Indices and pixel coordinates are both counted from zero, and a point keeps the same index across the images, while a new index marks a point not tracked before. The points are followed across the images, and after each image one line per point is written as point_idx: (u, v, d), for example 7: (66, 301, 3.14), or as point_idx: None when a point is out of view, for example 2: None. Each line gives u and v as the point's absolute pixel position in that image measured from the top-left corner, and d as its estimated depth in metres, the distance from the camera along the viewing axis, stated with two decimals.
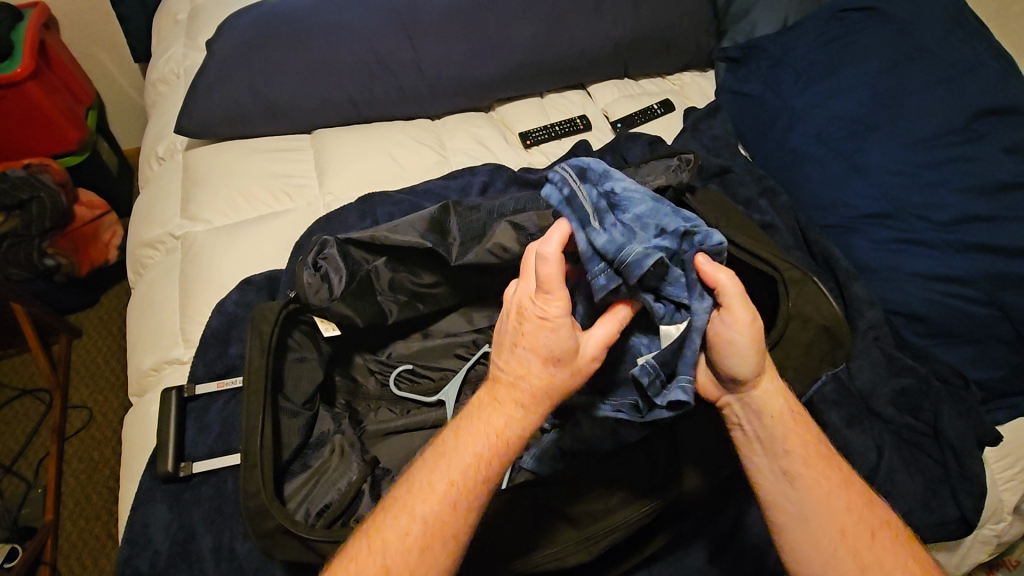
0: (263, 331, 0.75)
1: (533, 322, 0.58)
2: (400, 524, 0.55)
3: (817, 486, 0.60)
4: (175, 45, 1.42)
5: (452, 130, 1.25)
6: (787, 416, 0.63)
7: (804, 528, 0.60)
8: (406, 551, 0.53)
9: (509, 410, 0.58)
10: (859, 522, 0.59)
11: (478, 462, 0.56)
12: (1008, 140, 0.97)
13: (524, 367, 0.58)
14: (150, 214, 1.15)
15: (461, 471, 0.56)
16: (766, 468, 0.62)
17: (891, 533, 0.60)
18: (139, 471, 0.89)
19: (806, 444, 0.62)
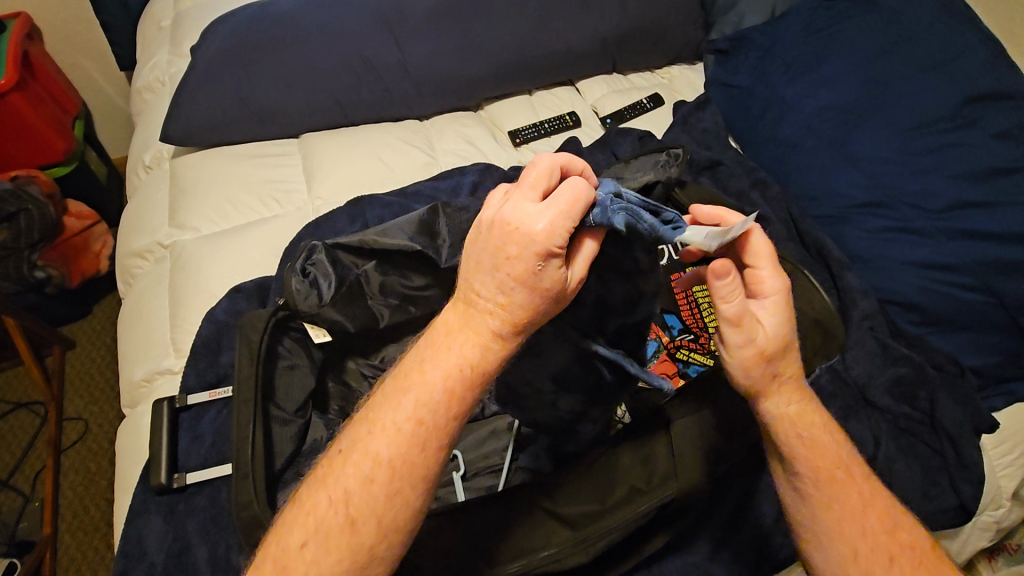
0: (252, 339, 0.74)
1: (514, 239, 0.51)
2: (365, 470, 0.51)
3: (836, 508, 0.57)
4: (159, 52, 1.41)
5: (441, 130, 1.24)
6: (811, 436, 0.58)
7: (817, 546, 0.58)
8: (371, 497, 0.50)
9: (481, 339, 0.53)
10: (878, 549, 0.56)
11: (450, 394, 0.52)
12: (999, 125, 0.96)
13: (503, 293, 0.52)
14: (138, 223, 1.14)
15: (430, 400, 0.52)
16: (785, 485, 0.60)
17: (913, 561, 0.56)
18: (133, 484, 0.88)
19: (826, 469, 0.58)
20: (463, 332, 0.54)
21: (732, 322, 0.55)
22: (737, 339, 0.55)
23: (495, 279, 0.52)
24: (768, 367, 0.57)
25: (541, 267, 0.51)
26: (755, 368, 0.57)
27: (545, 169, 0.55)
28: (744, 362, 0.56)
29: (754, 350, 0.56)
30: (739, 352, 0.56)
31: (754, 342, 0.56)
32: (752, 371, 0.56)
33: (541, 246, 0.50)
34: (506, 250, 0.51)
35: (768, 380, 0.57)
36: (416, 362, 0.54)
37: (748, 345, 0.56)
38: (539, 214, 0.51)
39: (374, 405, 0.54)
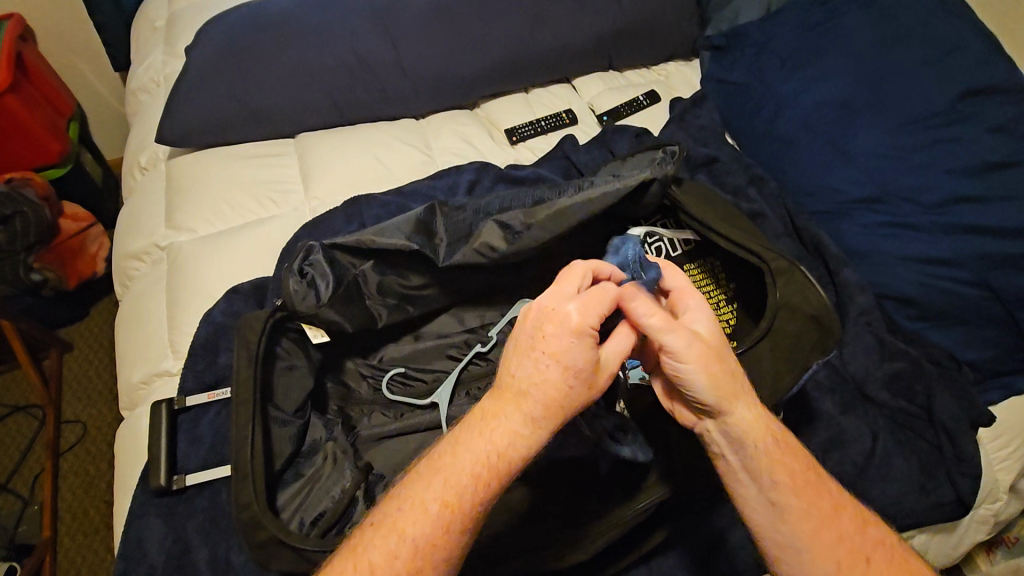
0: (249, 341, 0.74)
1: (550, 325, 0.53)
2: (390, 550, 0.51)
3: (809, 517, 0.57)
4: (154, 52, 1.40)
5: (438, 128, 1.24)
6: (765, 444, 0.58)
7: (794, 560, 0.56)
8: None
9: (514, 425, 0.52)
10: (851, 552, 0.56)
11: (481, 476, 0.52)
12: (994, 119, 0.96)
13: (538, 375, 0.53)
14: (134, 225, 1.13)
15: (460, 479, 0.52)
16: (753, 503, 0.58)
17: (885, 556, 0.57)
18: (132, 486, 0.88)
19: (793, 475, 0.58)
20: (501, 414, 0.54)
21: (657, 326, 0.56)
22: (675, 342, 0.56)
23: (534, 363, 0.53)
24: (714, 367, 0.57)
25: (574, 350, 0.53)
26: (706, 368, 0.56)
27: (581, 272, 0.58)
28: (696, 368, 0.56)
29: (693, 351, 0.56)
30: (688, 356, 0.56)
31: (693, 345, 0.56)
32: (706, 375, 0.56)
33: (575, 331, 0.53)
34: (542, 330, 0.53)
35: (720, 381, 0.57)
36: (454, 441, 0.55)
37: (684, 345, 0.56)
38: (574, 299, 0.54)
39: (409, 481, 0.55)
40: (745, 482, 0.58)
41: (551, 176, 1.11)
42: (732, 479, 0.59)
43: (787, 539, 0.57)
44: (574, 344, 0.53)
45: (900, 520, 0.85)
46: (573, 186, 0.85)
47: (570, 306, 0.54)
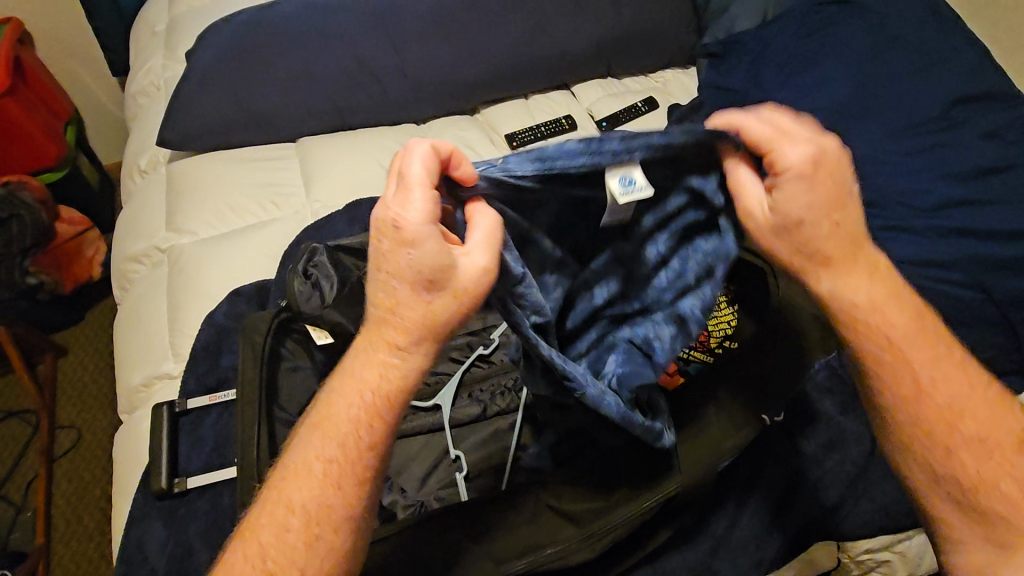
0: (255, 341, 0.75)
1: (388, 242, 0.51)
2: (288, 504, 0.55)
3: (943, 401, 0.61)
4: (154, 57, 1.40)
5: (439, 133, 1.25)
6: (881, 285, 0.59)
7: (913, 404, 0.61)
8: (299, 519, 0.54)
9: (383, 359, 0.54)
10: (949, 376, 0.62)
11: (359, 419, 0.55)
12: (985, 126, 0.99)
13: (400, 306, 0.52)
14: (134, 228, 1.13)
15: (340, 430, 0.55)
16: (877, 362, 0.61)
17: (978, 383, 0.63)
18: (132, 490, 0.88)
19: (903, 312, 0.61)
20: (372, 353, 0.55)
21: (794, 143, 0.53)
22: (799, 155, 0.52)
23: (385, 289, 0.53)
24: (832, 199, 0.54)
25: (417, 259, 0.50)
26: (804, 196, 0.53)
27: (409, 156, 0.50)
28: (802, 190, 0.53)
29: (819, 170, 0.53)
30: (801, 166, 0.52)
31: (818, 165, 0.52)
32: (824, 194, 0.54)
33: (406, 237, 0.49)
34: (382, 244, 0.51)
35: (825, 211, 0.54)
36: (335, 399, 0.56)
37: (814, 169, 0.52)
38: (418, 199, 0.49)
39: (302, 438, 0.58)
40: (868, 335, 0.60)
41: None
42: (853, 334, 0.61)
43: (930, 409, 0.61)
44: (421, 262, 0.50)
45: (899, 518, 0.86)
46: None
47: (403, 212, 0.49)
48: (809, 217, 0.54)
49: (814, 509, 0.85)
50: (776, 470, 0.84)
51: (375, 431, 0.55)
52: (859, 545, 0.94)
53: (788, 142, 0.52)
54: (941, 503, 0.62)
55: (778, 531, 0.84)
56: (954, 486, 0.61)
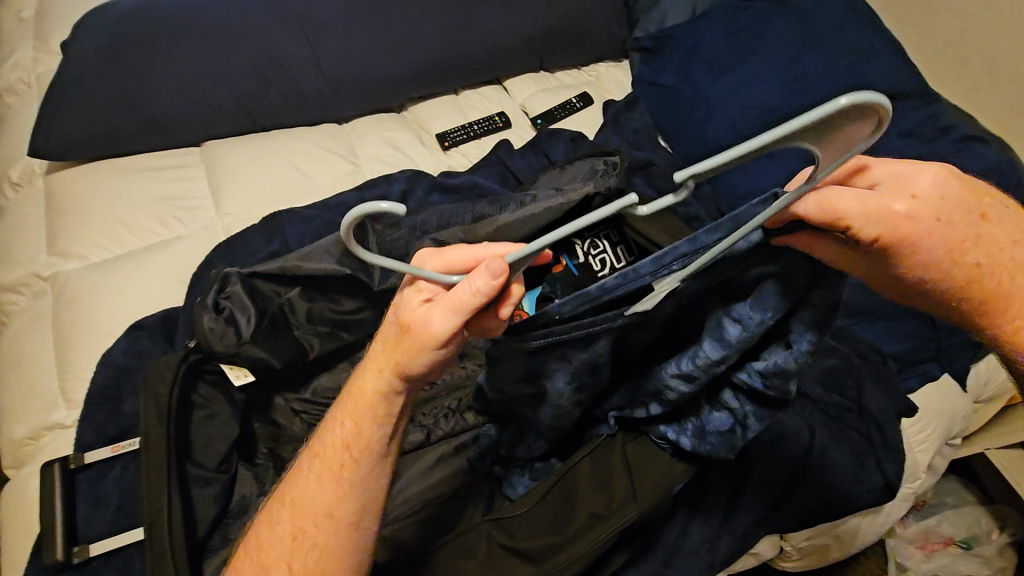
0: (159, 394, 0.65)
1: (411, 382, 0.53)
2: (294, 519, 0.54)
3: (978, 279, 0.47)
4: (21, 47, 1.20)
5: (363, 134, 1.16)
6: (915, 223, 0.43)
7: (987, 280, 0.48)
8: (317, 498, 0.54)
9: (389, 393, 0.53)
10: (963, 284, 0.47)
11: (354, 433, 0.54)
12: (904, 123, 0.99)
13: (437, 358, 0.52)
14: (8, 252, 0.97)
15: (340, 441, 0.54)
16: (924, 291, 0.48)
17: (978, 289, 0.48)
18: (21, 564, 0.76)
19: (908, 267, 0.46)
20: (385, 390, 0.53)
21: (901, 196, 0.43)
22: (870, 226, 0.43)
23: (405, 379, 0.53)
24: (938, 256, 0.45)
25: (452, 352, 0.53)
26: (881, 259, 0.46)
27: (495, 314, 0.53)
28: (870, 257, 0.46)
29: (919, 224, 0.43)
30: (890, 238, 0.43)
31: (891, 234, 0.43)
32: (910, 190, 0.43)
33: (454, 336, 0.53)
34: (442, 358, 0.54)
35: (940, 253, 0.45)
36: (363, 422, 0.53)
37: (911, 225, 0.43)
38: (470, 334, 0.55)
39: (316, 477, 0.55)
40: (914, 267, 0.46)
41: (486, 183, 1.06)
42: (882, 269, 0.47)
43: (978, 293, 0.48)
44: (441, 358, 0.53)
45: (838, 508, 0.89)
46: (514, 202, 0.83)
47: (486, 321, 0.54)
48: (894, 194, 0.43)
49: (759, 504, 0.87)
50: (719, 475, 0.85)
51: (357, 459, 0.53)
52: (798, 534, 0.98)
53: (904, 205, 0.43)
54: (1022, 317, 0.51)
55: (726, 532, 0.86)
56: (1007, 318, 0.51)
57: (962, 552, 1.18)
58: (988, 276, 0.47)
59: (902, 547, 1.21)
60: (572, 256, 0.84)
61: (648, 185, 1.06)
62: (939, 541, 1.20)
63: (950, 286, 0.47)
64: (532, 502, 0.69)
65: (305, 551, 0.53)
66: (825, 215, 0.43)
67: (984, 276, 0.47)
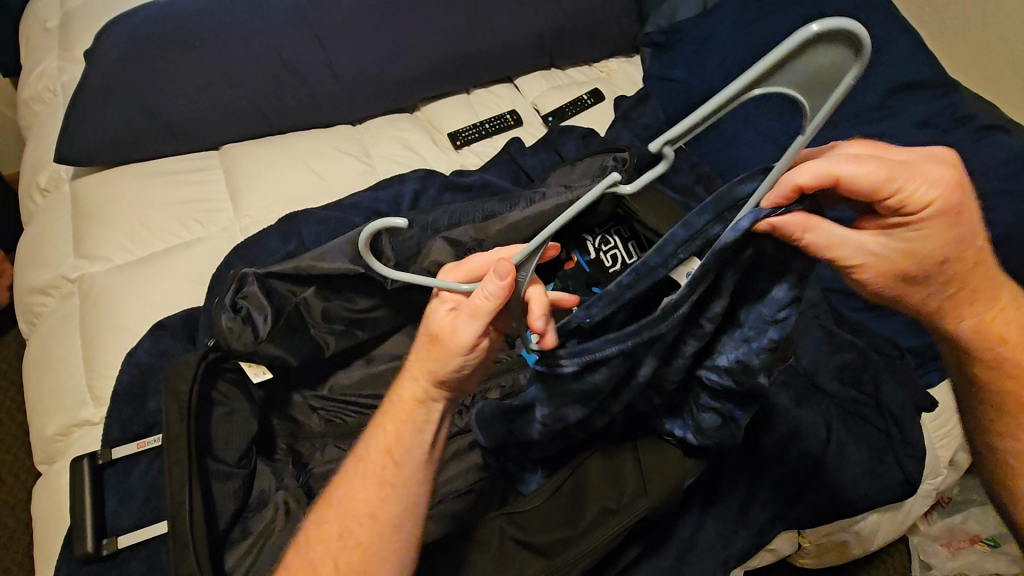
0: (179, 391, 0.67)
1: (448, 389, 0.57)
2: (337, 518, 0.56)
3: (977, 265, 0.51)
4: (47, 57, 1.24)
5: (376, 135, 1.18)
6: (952, 198, 0.45)
7: (979, 268, 0.51)
8: (358, 502, 0.55)
9: (428, 399, 0.57)
10: (965, 268, 0.50)
11: (396, 438, 0.57)
12: (921, 113, 0.98)
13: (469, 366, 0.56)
14: (38, 255, 1.01)
15: (380, 446, 0.57)
16: (938, 277, 0.50)
17: (973, 275, 0.52)
18: (54, 555, 0.79)
19: (938, 244, 0.47)
20: (425, 398, 0.57)
21: (938, 169, 0.45)
22: (931, 186, 0.44)
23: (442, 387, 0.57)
24: (960, 235, 0.47)
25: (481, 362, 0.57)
26: (923, 230, 0.46)
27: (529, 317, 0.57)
28: (915, 230, 0.46)
29: (956, 198, 0.45)
30: (942, 201, 0.44)
31: (948, 195, 0.44)
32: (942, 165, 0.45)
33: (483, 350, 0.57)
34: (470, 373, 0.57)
35: (961, 232, 0.47)
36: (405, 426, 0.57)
37: (951, 197, 0.45)
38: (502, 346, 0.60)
39: (358, 479, 0.57)
40: (940, 247, 0.47)
41: (498, 181, 1.07)
42: (911, 249, 0.47)
43: (975, 279, 0.52)
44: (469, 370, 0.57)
45: (856, 505, 0.88)
46: (524, 198, 0.83)
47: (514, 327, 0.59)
48: (930, 167, 0.45)
49: (773, 499, 0.86)
50: (733, 470, 0.85)
51: (402, 461, 0.56)
52: (816, 531, 0.97)
53: (942, 176, 0.44)
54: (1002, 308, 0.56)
55: (741, 527, 0.85)
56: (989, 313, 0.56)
57: (989, 550, 1.14)
58: (982, 262, 0.51)
59: (926, 545, 1.18)
60: (583, 253, 0.86)
61: (660, 180, 1.05)
62: (965, 539, 1.16)
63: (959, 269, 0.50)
64: (546, 497, 0.69)
65: (352, 549, 0.54)
66: (877, 180, 0.43)
67: (981, 262, 0.51)
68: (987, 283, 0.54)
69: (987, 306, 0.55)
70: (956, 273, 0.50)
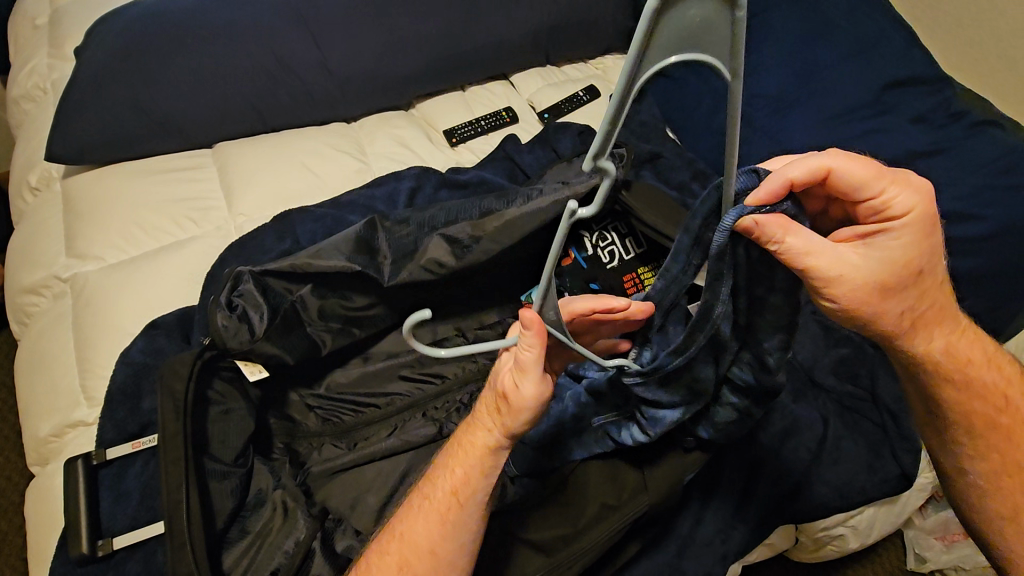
0: (175, 390, 0.67)
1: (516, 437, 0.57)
2: (399, 549, 0.58)
3: (937, 289, 0.58)
4: (37, 54, 1.22)
5: (371, 133, 1.17)
6: (920, 219, 0.52)
7: (935, 295, 0.59)
8: (422, 538, 0.57)
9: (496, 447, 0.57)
10: (926, 289, 0.57)
11: (462, 481, 0.57)
12: (916, 108, 0.98)
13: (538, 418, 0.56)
14: (29, 255, 1.00)
15: (445, 485, 0.58)
16: (910, 291, 0.55)
17: (931, 300, 0.58)
18: (48, 557, 0.78)
19: (911, 253, 0.53)
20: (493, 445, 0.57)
21: (912, 191, 0.52)
22: (902, 199, 0.51)
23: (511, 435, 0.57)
24: (928, 253, 0.54)
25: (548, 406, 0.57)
26: (898, 239, 0.52)
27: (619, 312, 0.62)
28: (890, 238, 0.52)
29: (925, 215, 0.52)
30: (915, 212, 0.52)
31: (922, 205, 0.52)
32: (916, 191, 0.53)
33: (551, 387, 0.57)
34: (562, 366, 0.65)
35: (926, 252, 0.54)
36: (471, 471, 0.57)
37: (918, 213, 0.52)
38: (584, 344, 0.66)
39: (420, 515, 0.58)
40: (911, 260, 0.53)
41: (494, 178, 1.06)
42: (886, 252, 0.52)
43: (936, 302, 0.59)
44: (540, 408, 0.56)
45: (853, 500, 0.88)
46: (521, 195, 0.82)
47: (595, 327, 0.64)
48: (907, 188, 0.52)
49: (772, 495, 0.86)
50: (732, 465, 0.85)
51: (465, 504, 0.57)
52: (814, 525, 0.97)
53: (915, 198, 0.52)
54: (956, 337, 0.64)
55: (740, 523, 0.85)
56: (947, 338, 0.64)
57: None
58: (938, 290, 0.59)
59: (921, 539, 1.19)
60: (580, 250, 0.86)
61: (656, 177, 1.05)
62: (960, 532, 1.16)
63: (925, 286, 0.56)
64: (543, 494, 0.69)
65: None
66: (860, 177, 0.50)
67: (937, 289, 0.58)
68: (940, 314, 0.61)
69: (937, 330, 0.62)
70: (921, 292, 0.56)
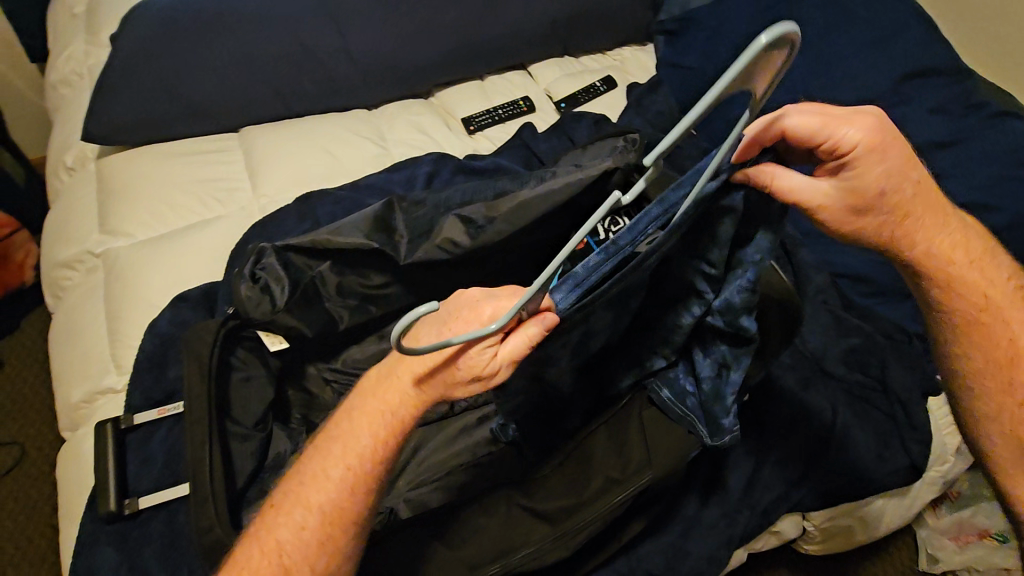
0: (202, 354, 0.70)
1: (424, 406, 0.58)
2: (315, 511, 0.57)
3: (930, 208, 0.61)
4: (74, 41, 1.28)
5: (391, 119, 1.20)
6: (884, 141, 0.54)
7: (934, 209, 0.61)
8: (338, 501, 0.57)
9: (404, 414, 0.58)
10: (921, 204, 0.59)
11: (371, 444, 0.58)
12: (933, 99, 0.98)
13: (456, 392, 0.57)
14: (64, 231, 1.04)
15: (353, 449, 0.58)
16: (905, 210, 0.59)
17: (934, 211, 0.61)
18: (78, 515, 0.82)
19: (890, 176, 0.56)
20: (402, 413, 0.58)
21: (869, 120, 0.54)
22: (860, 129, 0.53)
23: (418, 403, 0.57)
24: (908, 170, 0.56)
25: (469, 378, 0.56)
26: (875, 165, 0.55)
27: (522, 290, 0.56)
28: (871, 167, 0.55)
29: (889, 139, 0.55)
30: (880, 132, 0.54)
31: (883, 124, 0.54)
32: (874, 121, 0.54)
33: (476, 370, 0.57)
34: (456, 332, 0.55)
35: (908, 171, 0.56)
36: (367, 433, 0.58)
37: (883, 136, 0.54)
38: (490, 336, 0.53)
39: (320, 476, 0.58)
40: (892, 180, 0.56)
41: (511, 164, 1.09)
42: (868, 179, 0.56)
43: (933, 221, 0.61)
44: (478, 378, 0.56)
45: (862, 488, 0.88)
46: (534, 178, 0.85)
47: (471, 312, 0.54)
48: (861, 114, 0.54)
49: (777, 480, 0.87)
50: (740, 448, 0.86)
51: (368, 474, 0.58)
52: (819, 515, 0.98)
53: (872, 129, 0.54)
54: (972, 262, 0.65)
55: (746, 507, 0.86)
56: (960, 260, 0.64)
57: (997, 545, 1.12)
58: (933, 200, 0.61)
59: (933, 539, 1.18)
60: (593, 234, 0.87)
61: (671, 165, 1.06)
62: (973, 533, 1.14)
63: (917, 206, 0.59)
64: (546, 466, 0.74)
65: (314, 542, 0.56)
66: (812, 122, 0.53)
67: (932, 206, 0.60)
68: (950, 223, 0.63)
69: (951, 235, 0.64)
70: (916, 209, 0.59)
